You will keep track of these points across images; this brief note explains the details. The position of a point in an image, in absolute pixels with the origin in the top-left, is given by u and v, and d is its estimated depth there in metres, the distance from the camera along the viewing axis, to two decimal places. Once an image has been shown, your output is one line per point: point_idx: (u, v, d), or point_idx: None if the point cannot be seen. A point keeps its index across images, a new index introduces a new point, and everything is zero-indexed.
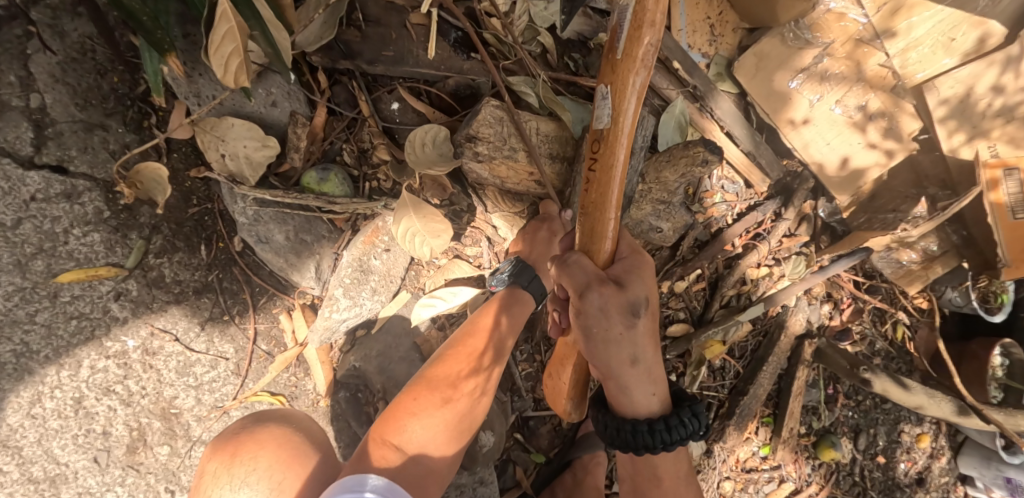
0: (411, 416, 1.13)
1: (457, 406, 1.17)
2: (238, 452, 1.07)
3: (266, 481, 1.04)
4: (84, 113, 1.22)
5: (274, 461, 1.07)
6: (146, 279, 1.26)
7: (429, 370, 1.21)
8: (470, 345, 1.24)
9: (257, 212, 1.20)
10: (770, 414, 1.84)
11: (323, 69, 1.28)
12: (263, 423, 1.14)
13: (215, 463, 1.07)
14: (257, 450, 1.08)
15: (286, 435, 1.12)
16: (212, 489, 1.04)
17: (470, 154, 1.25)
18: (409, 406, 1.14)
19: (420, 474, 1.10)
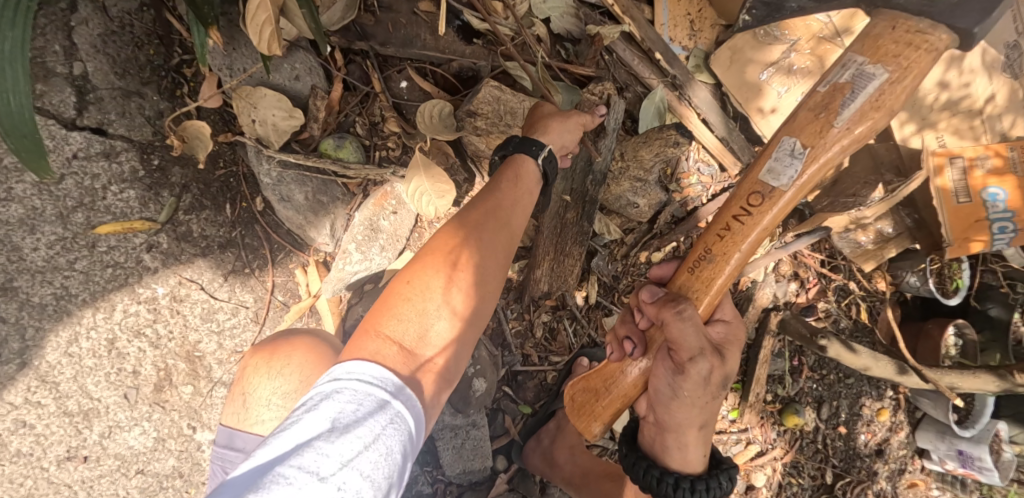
0: (404, 295, 1.01)
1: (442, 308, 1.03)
2: (276, 351, 1.24)
3: (296, 375, 1.20)
4: (123, 81, 1.35)
5: (309, 360, 1.23)
6: (176, 233, 1.40)
7: (431, 242, 1.10)
8: (484, 205, 1.14)
9: (280, 174, 1.35)
10: (739, 380, 1.99)
11: (339, 48, 1.41)
12: (294, 335, 1.29)
13: (256, 360, 1.25)
14: (293, 350, 1.24)
15: (317, 342, 1.28)
16: (253, 378, 1.22)
17: (470, 128, 1.42)
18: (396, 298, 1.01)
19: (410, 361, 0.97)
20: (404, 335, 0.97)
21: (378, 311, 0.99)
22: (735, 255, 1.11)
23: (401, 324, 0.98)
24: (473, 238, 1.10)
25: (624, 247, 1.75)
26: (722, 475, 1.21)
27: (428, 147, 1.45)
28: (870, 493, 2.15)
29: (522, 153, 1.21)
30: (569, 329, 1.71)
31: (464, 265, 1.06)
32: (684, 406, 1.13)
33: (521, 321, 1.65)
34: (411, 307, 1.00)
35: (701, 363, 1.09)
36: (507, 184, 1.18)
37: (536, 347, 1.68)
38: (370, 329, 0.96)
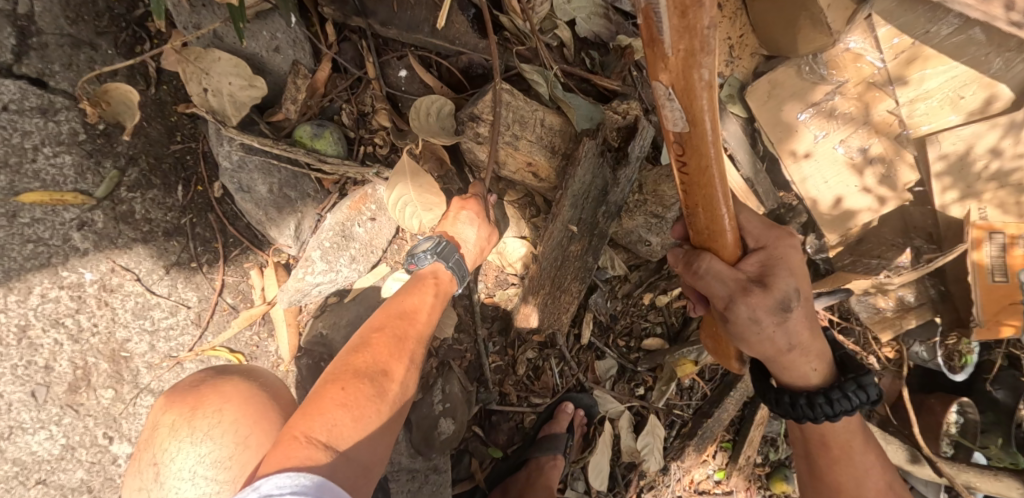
0: (333, 395, 0.89)
1: (390, 397, 0.95)
2: (200, 404, 1.04)
3: (231, 435, 1.03)
4: (74, 28, 1.15)
5: (241, 415, 1.04)
6: (114, 212, 1.20)
7: (350, 348, 0.99)
8: (405, 320, 1.05)
9: (242, 158, 1.16)
10: (731, 439, 1.80)
11: (333, 22, 1.23)
12: (225, 376, 1.10)
13: (172, 416, 1.04)
14: (223, 403, 1.05)
15: (249, 390, 1.08)
16: (170, 442, 1.02)
17: (471, 134, 1.22)
18: (336, 395, 0.89)
19: (351, 476, 0.85)
20: (337, 435, 0.85)
21: (301, 412, 0.87)
22: (718, 189, 0.85)
23: (328, 425, 0.86)
24: (392, 343, 1.01)
25: (626, 285, 1.57)
26: (850, 385, 1.00)
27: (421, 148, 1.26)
28: None
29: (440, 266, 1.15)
30: (555, 368, 1.53)
31: (385, 381, 0.96)
32: (757, 337, 0.94)
33: (502, 355, 1.47)
34: (342, 409, 0.88)
35: (741, 308, 0.91)
36: (427, 299, 1.10)
37: (516, 386, 1.49)
38: (299, 433, 0.83)
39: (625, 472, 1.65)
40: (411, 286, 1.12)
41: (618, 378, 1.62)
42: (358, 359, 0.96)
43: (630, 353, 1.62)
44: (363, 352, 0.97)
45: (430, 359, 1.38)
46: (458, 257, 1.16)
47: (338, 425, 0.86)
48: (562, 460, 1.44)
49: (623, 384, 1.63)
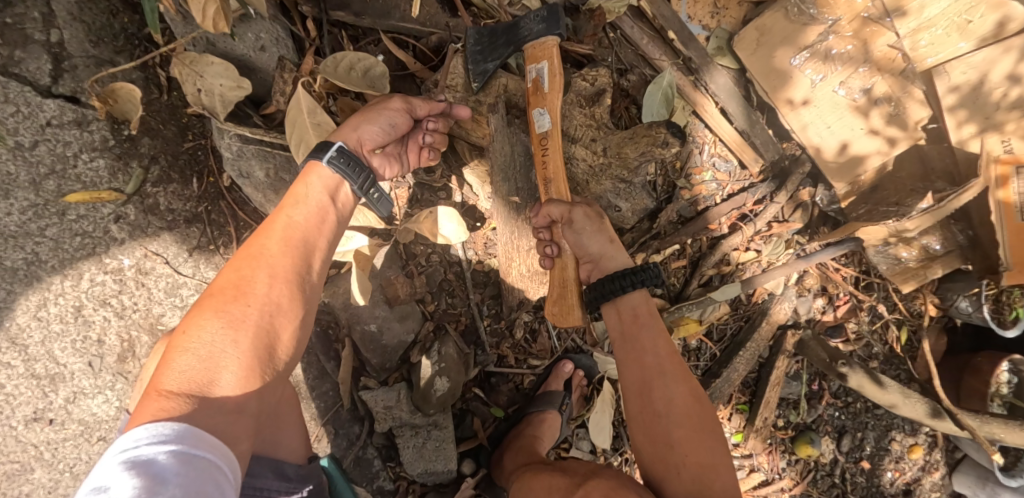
0: (193, 339, 0.88)
1: (252, 317, 0.92)
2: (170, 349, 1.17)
3: None
4: (96, 49, 1.34)
5: None
6: (142, 205, 1.38)
7: (218, 277, 0.96)
8: (285, 240, 0.99)
9: (240, 148, 1.30)
10: (746, 402, 1.80)
11: (314, 18, 1.36)
12: None
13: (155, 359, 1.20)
14: None
15: None
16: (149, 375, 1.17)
17: (435, 100, 1.31)
18: (183, 341, 0.89)
19: (217, 415, 0.85)
20: (199, 380, 0.86)
21: (164, 362, 0.87)
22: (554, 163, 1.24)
23: (187, 373, 0.86)
24: (263, 266, 0.96)
25: (620, 248, 1.62)
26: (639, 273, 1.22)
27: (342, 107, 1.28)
28: None
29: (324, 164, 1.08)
30: (552, 330, 1.59)
31: (257, 311, 0.93)
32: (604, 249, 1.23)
33: (497, 319, 1.54)
34: (191, 356, 0.87)
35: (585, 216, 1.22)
36: (308, 213, 1.03)
37: (513, 349, 1.57)
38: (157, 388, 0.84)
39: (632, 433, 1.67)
40: (301, 198, 1.05)
41: None
42: (225, 295, 0.92)
43: None
44: (228, 284, 0.93)
45: (426, 322, 1.48)
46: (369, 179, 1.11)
47: (184, 371, 0.86)
48: (557, 415, 1.53)
49: None
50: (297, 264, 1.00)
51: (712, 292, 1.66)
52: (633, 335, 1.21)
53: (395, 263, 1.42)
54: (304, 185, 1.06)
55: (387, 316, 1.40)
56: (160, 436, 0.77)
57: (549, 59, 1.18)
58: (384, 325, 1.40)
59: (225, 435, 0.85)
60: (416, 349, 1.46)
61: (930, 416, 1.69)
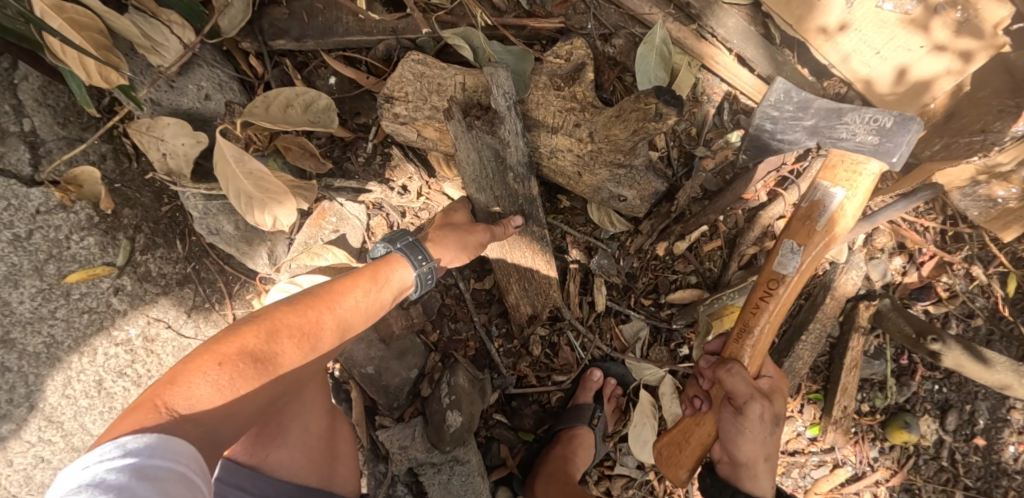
0: (202, 373, 0.80)
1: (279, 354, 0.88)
2: None
3: None
4: (66, 130, 1.31)
5: None
6: (137, 274, 1.38)
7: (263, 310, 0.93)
8: (310, 329, 0.92)
9: (205, 206, 1.24)
10: (820, 389, 1.54)
11: (258, 53, 1.28)
12: None
13: None
14: None
15: None
16: None
17: (389, 116, 1.18)
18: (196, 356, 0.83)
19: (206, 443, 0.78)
20: (204, 433, 0.78)
21: (178, 380, 0.78)
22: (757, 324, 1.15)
23: (199, 416, 0.79)
24: (283, 326, 0.90)
25: (638, 239, 1.42)
26: None
27: (285, 145, 1.18)
28: None
29: (401, 257, 1.10)
30: (574, 342, 1.44)
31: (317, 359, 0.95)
32: (751, 443, 1.11)
33: (509, 338, 1.41)
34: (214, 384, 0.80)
35: (756, 407, 1.10)
36: (371, 293, 1.02)
37: (533, 367, 1.43)
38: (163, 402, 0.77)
39: None
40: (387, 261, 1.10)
41: (653, 340, 1.47)
42: (199, 390, 0.79)
43: (660, 312, 1.46)
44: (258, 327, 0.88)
45: (431, 354, 1.38)
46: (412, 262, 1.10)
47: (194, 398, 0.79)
48: (589, 430, 1.40)
49: (660, 347, 1.47)
50: (348, 315, 0.98)
51: (755, 275, 1.39)
52: (736, 472, 1.14)
53: None
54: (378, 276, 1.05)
55: (384, 355, 1.31)
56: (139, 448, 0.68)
57: (831, 178, 1.14)
58: (382, 365, 1.31)
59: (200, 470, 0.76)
60: (425, 382, 1.37)
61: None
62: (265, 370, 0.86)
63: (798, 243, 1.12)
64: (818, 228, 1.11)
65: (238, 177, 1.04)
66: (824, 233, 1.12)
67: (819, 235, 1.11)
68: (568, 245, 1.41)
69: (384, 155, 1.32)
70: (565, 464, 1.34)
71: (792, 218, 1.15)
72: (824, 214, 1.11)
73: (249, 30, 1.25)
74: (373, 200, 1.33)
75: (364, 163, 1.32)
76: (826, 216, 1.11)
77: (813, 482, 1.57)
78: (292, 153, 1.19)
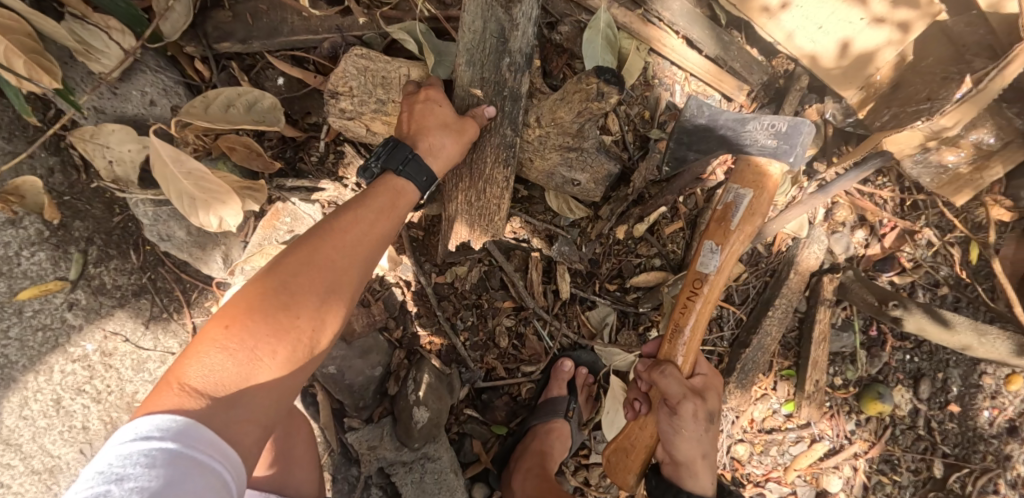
0: (220, 347, 0.80)
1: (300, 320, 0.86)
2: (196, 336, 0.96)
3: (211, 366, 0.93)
4: (11, 145, 1.25)
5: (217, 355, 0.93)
6: (91, 288, 1.36)
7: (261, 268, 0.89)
8: (324, 273, 0.90)
9: (155, 212, 1.23)
10: (792, 365, 1.54)
11: (203, 57, 1.27)
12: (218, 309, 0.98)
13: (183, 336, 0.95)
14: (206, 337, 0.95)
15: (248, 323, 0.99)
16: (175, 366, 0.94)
17: (336, 111, 1.17)
18: (214, 329, 0.82)
19: (234, 423, 0.78)
20: (239, 411, 0.78)
21: (190, 363, 0.78)
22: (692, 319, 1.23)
23: (225, 399, 0.78)
24: (306, 284, 0.88)
25: (599, 224, 1.42)
26: None
27: (227, 144, 1.15)
28: (1005, 486, 1.52)
29: (400, 178, 1.03)
30: (541, 330, 1.43)
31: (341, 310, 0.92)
32: (686, 442, 1.18)
33: (475, 331, 1.40)
34: (230, 357, 0.80)
35: (688, 406, 1.16)
36: (377, 224, 0.98)
37: (501, 359, 1.42)
38: (181, 380, 0.77)
39: None
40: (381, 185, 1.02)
41: (620, 325, 1.47)
42: (214, 359, 0.79)
43: (626, 296, 1.46)
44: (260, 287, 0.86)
45: (397, 351, 1.37)
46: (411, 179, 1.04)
47: (212, 373, 0.79)
48: (565, 422, 1.40)
49: (628, 331, 1.47)
50: (359, 254, 0.95)
51: None
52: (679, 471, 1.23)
53: None
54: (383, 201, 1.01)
55: (347, 355, 1.29)
56: (166, 430, 0.71)
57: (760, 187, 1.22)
58: (345, 364, 1.29)
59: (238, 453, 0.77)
60: (392, 380, 1.36)
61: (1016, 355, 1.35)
62: (294, 345, 0.86)
63: (713, 240, 1.23)
64: (732, 225, 1.22)
65: (176, 177, 1.01)
66: (750, 225, 1.22)
67: (734, 235, 1.22)
68: (527, 235, 1.39)
69: (337, 152, 1.31)
70: (543, 458, 1.34)
71: (710, 220, 1.25)
72: (740, 204, 1.22)
73: (192, 34, 1.24)
74: (328, 198, 1.32)
75: (314, 163, 1.31)
76: (739, 215, 1.21)
77: (792, 459, 1.57)
78: (238, 153, 1.17)
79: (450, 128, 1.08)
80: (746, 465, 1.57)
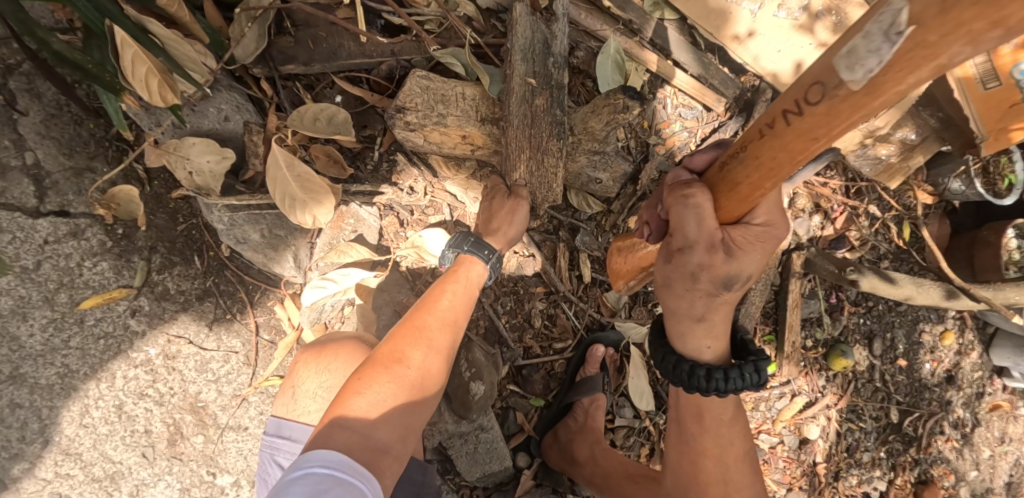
0: (362, 395, 1.10)
1: (412, 364, 1.17)
2: (322, 349, 1.31)
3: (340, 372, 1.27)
4: (72, 160, 1.34)
5: (346, 368, 1.28)
6: (154, 294, 1.43)
7: (382, 348, 1.19)
8: (433, 361, 1.21)
9: (231, 217, 1.35)
10: (772, 331, 1.83)
11: (267, 78, 1.41)
12: (338, 335, 1.35)
13: (305, 359, 1.31)
14: (334, 358, 1.29)
15: (359, 344, 1.33)
16: (306, 375, 1.28)
17: (402, 124, 1.36)
18: (355, 385, 1.11)
19: (373, 446, 1.06)
20: (372, 435, 1.06)
21: (342, 407, 1.08)
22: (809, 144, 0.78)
23: (366, 433, 1.06)
24: (417, 344, 1.19)
25: (611, 217, 1.66)
26: (747, 366, 1.05)
27: (314, 153, 1.35)
28: (948, 427, 1.89)
29: (470, 256, 1.34)
30: (568, 311, 1.65)
31: (440, 353, 1.22)
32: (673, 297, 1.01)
33: (513, 314, 1.60)
34: (370, 403, 1.10)
35: (692, 253, 0.94)
36: (459, 290, 1.29)
37: (536, 338, 1.62)
38: (337, 421, 1.06)
39: (669, 389, 1.73)
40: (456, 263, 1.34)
41: (633, 303, 1.70)
42: (369, 397, 1.10)
43: None
44: (389, 351, 1.17)
45: None
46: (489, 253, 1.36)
47: (358, 410, 1.08)
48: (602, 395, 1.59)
49: (640, 308, 1.71)
50: (452, 316, 1.27)
51: None
52: None
53: (404, 286, 1.48)
54: (464, 277, 1.32)
55: None
56: (332, 467, 0.97)
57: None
58: None
59: (379, 470, 1.05)
60: None
61: (945, 299, 1.68)
62: (411, 380, 1.16)
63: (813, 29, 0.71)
64: None
65: (287, 179, 1.19)
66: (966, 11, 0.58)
67: None
68: (554, 228, 1.61)
69: (390, 161, 1.48)
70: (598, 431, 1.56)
71: None
72: None
73: (259, 57, 1.37)
74: (384, 201, 1.48)
75: (371, 169, 1.47)
76: None
77: (778, 412, 1.83)
78: (321, 162, 1.36)
79: (504, 198, 1.37)
80: None
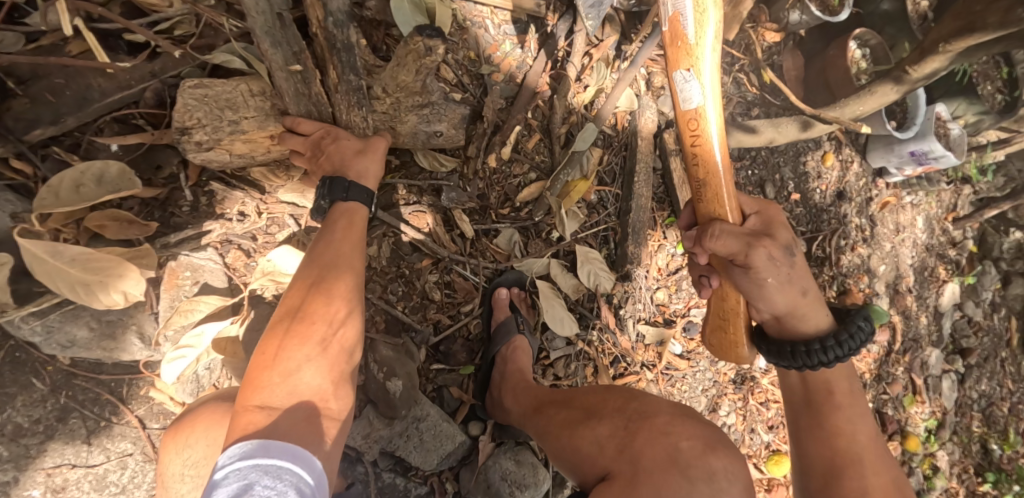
0: (270, 371, 1.00)
1: (314, 321, 1.06)
2: (176, 430, 1.15)
3: (200, 443, 1.11)
4: None
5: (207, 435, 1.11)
6: (6, 435, 1.24)
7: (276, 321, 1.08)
8: (339, 310, 1.10)
9: (44, 324, 1.16)
10: (671, 213, 1.82)
11: (19, 154, 1.18)
12: (199, 404, 1.19)
13: (168, 441, 1.17)
14: (192, 431, 1.13)
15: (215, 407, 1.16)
16: (172, 459, 1.14)
17: (193, 146, 1.18)
18: (263, 363, 1.02)
19: (300, 418, 0.96)
20: (289, 416, 0.95)
21: (253, 391, 0.98)
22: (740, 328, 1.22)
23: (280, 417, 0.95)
24: (313, 303, 1.08)
25: (473, 163, 1.55)
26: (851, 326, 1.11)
27: (100, 223, 1.17)
28: (851, 238, 1.97)
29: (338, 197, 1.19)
30: (465, 271, 1.57)
31: (343, 301, 1.12)
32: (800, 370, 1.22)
33: (409, 298, 1.50)
34: (278, 377, 1.00)
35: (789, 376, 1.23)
36: (336, 234, 1.17)
37: (442, 310, 1.55)
38: (252, 405, 0.95)
39: (591, 305, 1.72)
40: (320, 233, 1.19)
41: (527, 238, 1.65)
42: (278, 373, 1.00)
43: (520, 213, 1.64)
44: (286, 319, 1.06)
45: None
46: (350, 181, 1.19)
47: (270, 390, 0.98)
48: (521, 337, 1.55)
49: (535, 241, 1.66)
50: (338, 261, 1.15)
51: (574, 145, 1.62)
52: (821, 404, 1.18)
53: None
54: (342, 216, 1.20)
55: None
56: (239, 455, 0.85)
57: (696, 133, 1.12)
58: None
59: (314, 436, 0.95)
60: (357, 370, 1.43)
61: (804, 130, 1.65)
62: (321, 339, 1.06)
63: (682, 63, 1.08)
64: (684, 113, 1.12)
65: (61, 267, 1.07)
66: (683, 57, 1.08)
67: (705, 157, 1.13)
68: (416, 196, 1.50)
69: (208, 193, 1.30)
70: (524, 373, 1.49)
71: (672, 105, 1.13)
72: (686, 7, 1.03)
73: None
74: (217, 238, 1.32)
75: (189, 211, 1.29)
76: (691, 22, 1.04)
77: None
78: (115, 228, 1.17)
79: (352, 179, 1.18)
80: (670, 304, 1.84)
